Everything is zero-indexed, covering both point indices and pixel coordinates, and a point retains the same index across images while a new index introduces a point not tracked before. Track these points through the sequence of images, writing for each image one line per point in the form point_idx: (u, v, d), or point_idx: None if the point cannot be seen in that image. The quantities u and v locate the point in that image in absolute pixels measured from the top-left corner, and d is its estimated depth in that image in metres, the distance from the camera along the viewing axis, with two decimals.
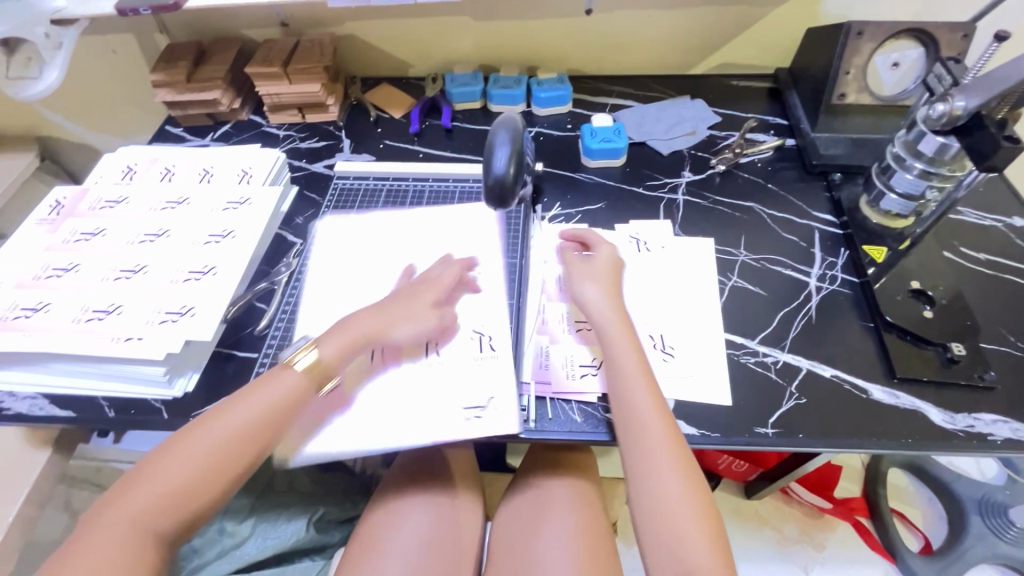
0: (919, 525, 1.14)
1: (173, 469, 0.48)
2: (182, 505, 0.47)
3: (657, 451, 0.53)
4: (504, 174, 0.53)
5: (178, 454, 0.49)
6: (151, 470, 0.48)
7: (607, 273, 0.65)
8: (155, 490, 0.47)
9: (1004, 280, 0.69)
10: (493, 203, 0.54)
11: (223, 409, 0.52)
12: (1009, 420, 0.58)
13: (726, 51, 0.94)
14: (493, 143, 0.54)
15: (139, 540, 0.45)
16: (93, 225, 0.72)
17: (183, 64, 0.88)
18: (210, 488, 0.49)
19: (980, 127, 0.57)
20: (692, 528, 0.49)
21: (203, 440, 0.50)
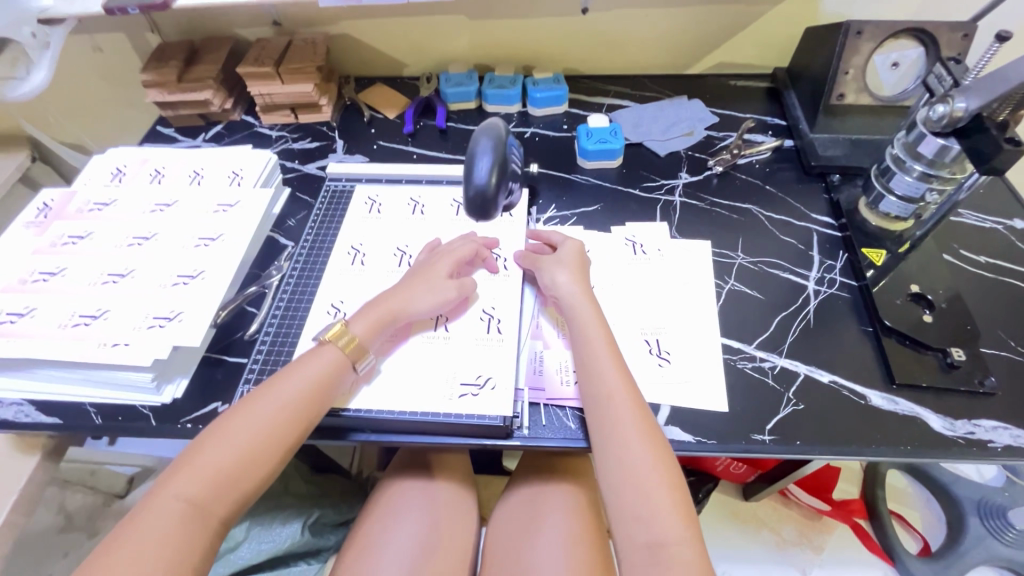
0: (918, 526, 1.13)
1: (217, 452, 0.50)
2: (229, 489, 0.49)
3: (627, 424, 0.53)
4: (485, 185, 0.53)
5: (223, 438, 0.50)
6: (198, 453, 0.50)
7: (575, 258, 0.66)
8: (202, 473, 0.48)
9: (1004, 284, 0.68)
10: (475, 215, 0.53)
11: (264, 395, 0.54)
12: (1011, 426, 0.57)
13: (724, 50, 0.93)
14: (474, 153, 0.53)
15: (185, 523, 0.46)
16: (81, 228, 0.71)
17: (173, 64, 0.87)
18: (252, 473, 0.50)
19: (981, 129, 0.56)
20: (660, 499, 0.49)
21: (247, 425, 0.51)
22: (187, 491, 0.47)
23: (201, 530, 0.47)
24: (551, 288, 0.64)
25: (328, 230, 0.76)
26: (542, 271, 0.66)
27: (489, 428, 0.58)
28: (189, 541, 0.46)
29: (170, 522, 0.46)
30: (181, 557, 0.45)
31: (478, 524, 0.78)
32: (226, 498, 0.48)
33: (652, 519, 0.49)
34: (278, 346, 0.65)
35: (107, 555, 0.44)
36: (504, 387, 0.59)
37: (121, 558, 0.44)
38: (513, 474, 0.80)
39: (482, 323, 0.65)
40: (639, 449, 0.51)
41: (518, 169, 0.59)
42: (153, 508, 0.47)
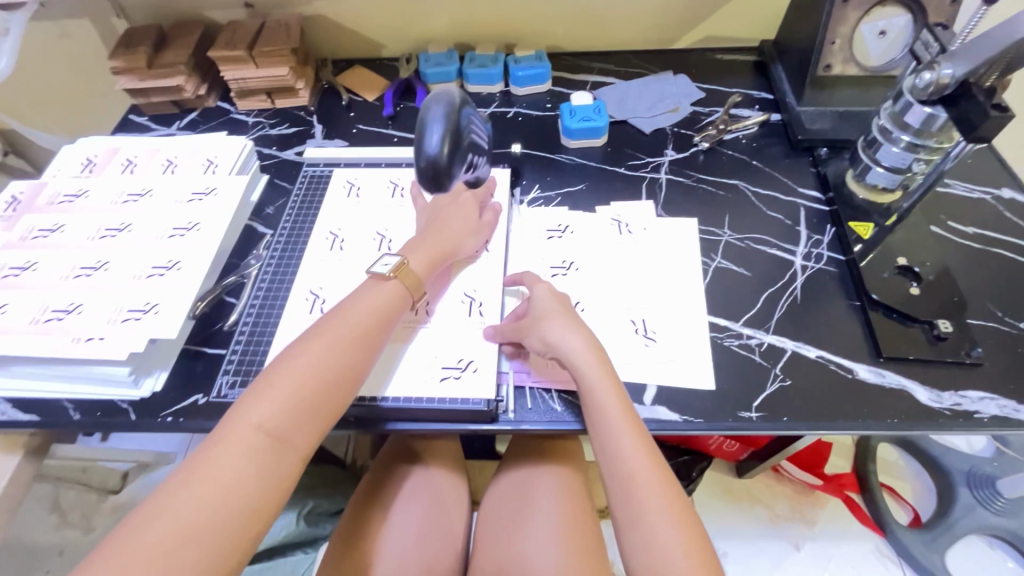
0: (907, 497, 1.14)
1: (292, 384, 0.49)
2: (308, 415, 0.49)
3: (624, 439, 0.52)
4: (437, 154, 0.48)
5: (294, 370, 0.50)
6: (272, 384, 0.49)
7: (555, 304, 0.59)
8: (280, 402, 0.48)
9: (992, 254, 0.68)
10: (428, 187, 0.50)
11: (325, 333, 0.53)
12: (997, 397, 0.57)
13: (709, 24, 0.91)
14: (425, 119, 0.49)
15: (267, 451, 0.46)
16: (51, 221, 0.69)
17: (142, 49, 0.83)
18: (328, 402, 0.50)
19: (968, 96, 0.55)
20: (659, 508, 0.49)
21: (319, 357, 0.51)
22: (268, 419, 0.47)
23: (286, 456, 0.47)
24: (553, 347, 0.56)
25: (307, 216, 0.74)
26: (531, 336, 0.58)
27: (473, 413, 0.57)
28: (276, 466, 0.47)
29: (256, 446, 0.46)
30: (271, 480, 0.46)
31: (468, 510, 0.77)
32: (306, 425, 0.49)
33: (653, 534, 0.47)
34: (258, 335, 0.64)
35: (188, 485, 0.44)
36: (488, 370, 0.59)
37: (209, 485, 0.44)
38: (503, 459, 0.80)
39: (465, 306, 0.64)
40: (639, 460, 0.51)
41: (479, 139, 0.55)
42: (232, 437, 0.46)
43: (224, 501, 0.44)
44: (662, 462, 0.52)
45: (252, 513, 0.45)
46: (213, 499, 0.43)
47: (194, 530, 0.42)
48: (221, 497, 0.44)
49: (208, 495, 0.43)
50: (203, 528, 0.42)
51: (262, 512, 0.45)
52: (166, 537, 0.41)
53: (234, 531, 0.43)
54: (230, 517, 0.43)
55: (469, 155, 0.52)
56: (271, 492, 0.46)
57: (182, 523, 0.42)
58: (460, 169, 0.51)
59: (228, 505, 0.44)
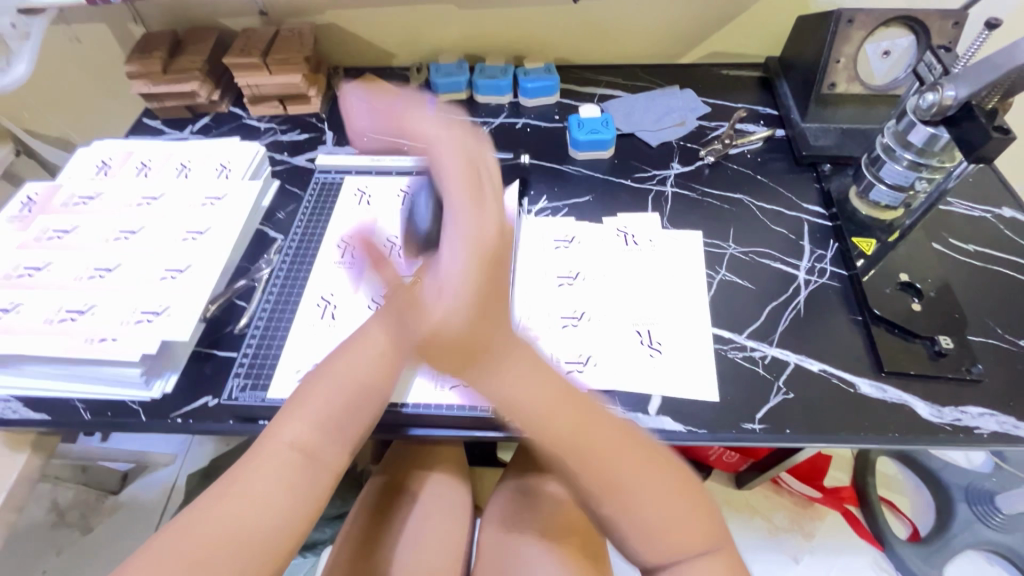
0: (907, 511, 1.13)
1: (323, 400, 0.51)
2: (337, 432, 0.51)
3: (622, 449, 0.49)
4: None
5: (323, 389, 0.52)
6: (304, 401, 0.51)
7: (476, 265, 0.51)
8: (312, 418, 0.50)
9: (991, 271, 0.69)
10: None
11: (350, 351, 0.56)
12: (997, 413, 0.58)
13: (715, 40, 0.92)
14: None
15: (299, 466, 0.48)
16: (66, 223, 0.70)
17: (158, 55, 0.85)
18: (355, 420, 0.52)
19: (970, 118, 0.56)
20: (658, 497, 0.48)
21: (344, 375, 0.54)
22: (301, 435, 0.49)
23: (317, 471, 0.49)
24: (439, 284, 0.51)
25: (318, 222, 0.75)
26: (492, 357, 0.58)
27: (480, 419, 0.58)
28: (307, 481, 0.48)
29: (289, 461, 0.48)
30: (302, 495, 0.47)
31: (472, 518, 0.77)
32: (336, 442, 0.51)
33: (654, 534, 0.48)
34: (269, 338, 0.64)
35: (224, 498, 0.45)
36: None
37: (247, 498, 0.45)
38: (507, 467, 0.80)
39: None
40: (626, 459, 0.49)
41: None
42: (267, 453, 0.48)
43: (262, 513, 0.45)
44: (673, 463, 0.51)
45: (283, 526, 0.45)
46: (247, 511, 0.45)
47: (233, 541, 0.43)
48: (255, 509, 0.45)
49: (242, 507, 0.45)
50: (236, 541, 0.43)
51: (293, 527, 0.46)
52: (202, 548, 0.42)
53: (269, 543, 0.44)
54: (261, 530, 0.44)
55: None
56: (303, 504, 0.47)
57: (216, 534, 0.43)
58: None
59: (261, 517, 0.45)
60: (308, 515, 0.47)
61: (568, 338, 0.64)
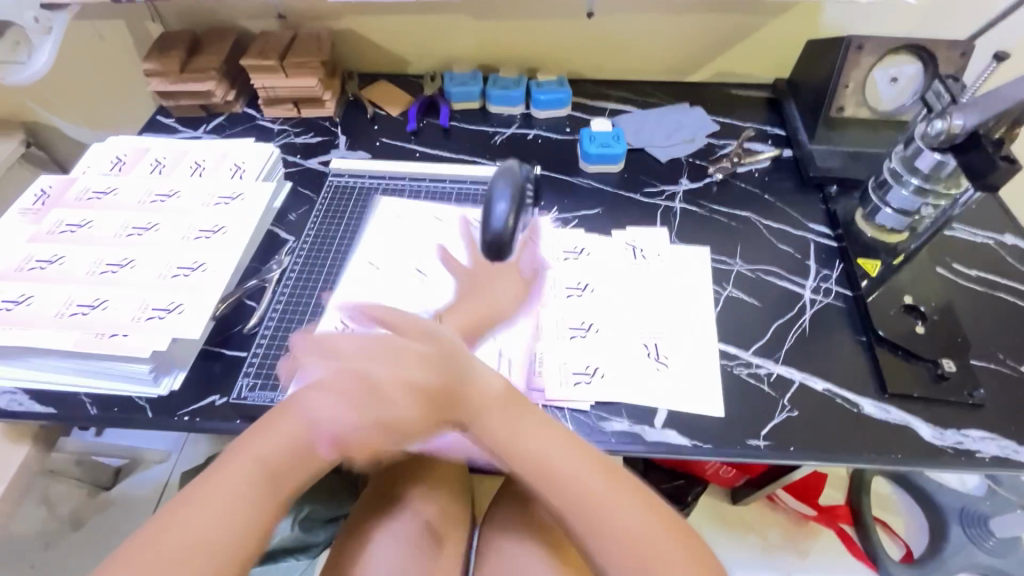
0: (900, 532, 1.15)
1: (290, 427, 0.50)
2: (286, 468, 0.49)
3: (585, 469, 0.51)
4: (501, 228, 0.61)
5: (284, 423, 0.51)
6: (261, 432, 0.50)
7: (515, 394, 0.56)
8: (265, 449, 0.49)
9: (993, 297, 0.70)
10: (490, 254, 0.62)
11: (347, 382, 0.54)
12: (997, 437, 0.59)
13: (725, 60, 0.94)
14: (493, 195, 0.62)
15: (245, 502, 0.46)
16: (79, 217, 0.70)
17: (176, 54, 0.86)
18: (312, 454, 0.50)
19: (976, 146, 0.57)
20: (605, 495, 0.50)
21: (306, 406, 0.51)
22: (252, 467, 0.48)
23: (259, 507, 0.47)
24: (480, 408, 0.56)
25: (331, 225, 0.76)
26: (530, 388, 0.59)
27: None
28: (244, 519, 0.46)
29: (232, 496, 0.47)
30: (236, 532, 0.45)
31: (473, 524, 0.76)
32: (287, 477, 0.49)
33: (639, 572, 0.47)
34: (280, 339, 0.65)
35: (166, 527, 0.44)
36: None
37: (182, 529, 0.44)
38: None
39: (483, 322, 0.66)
40: (571, 463, 0.52)
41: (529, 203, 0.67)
42: (213, 482, 0.47)
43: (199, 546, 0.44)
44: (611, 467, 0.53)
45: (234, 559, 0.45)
46: (180, 543, 0.43)
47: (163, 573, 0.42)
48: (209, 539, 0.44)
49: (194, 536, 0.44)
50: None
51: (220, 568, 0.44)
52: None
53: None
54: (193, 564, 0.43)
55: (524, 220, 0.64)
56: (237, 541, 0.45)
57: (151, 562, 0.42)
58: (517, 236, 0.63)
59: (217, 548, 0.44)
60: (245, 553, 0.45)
61: (579, 350, 0.64)
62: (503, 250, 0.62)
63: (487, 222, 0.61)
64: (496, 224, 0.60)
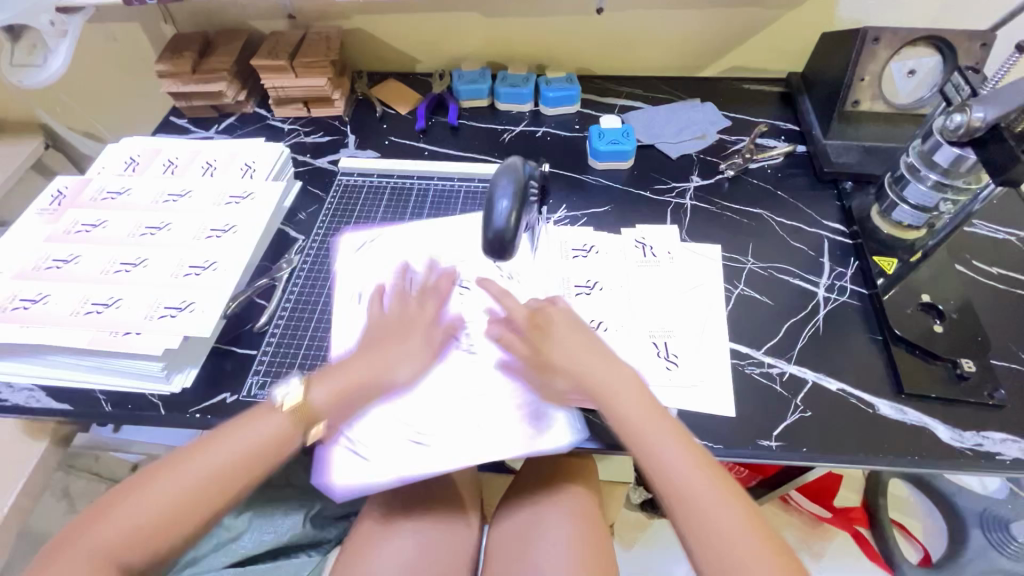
0: (919, 537, 1.13)
1: (204, 463, 0.50)
2: (185, 515, 0.48)
3: (669, 454, 0.51)
4: (504, 227, 0.54)
5: (194, 466, 0.50)
6: (171, 467, 0.50)
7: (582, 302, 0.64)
8: (170, 489, 0.48)
9: (1015, 295, 0.68)
10: (492, 255, 0.55)
11: (278, 415, 0.53)
12: (1019, 439, 0.57)
13: (737, 54, 0.93)
14: (494, 192, 0.54)
15: (129, 546, 0.46)
16: (94, 217, 0.71)
17: (188, 55, 0.87)
18: (207, 501, 0.49)
19: (998, 140, 0.56)
20: (687, 480, 0.50)
21: (219, 454, 0.51)
22: (149, 507, 0.47)
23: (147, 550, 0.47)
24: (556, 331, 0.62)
25: (341, 224, 0.76)
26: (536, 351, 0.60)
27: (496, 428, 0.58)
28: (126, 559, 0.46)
29: (124, 538, 0.46)
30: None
31: (480, 524, 0.77)
32: (182, 521, 0.48)
33: (723, 555, 0.46)
34: (290, 337, 0.65)
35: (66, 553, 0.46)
36: (507, 418, 0.58)
37: (76, 564, 0.45)
38: (518, 476, 0.80)
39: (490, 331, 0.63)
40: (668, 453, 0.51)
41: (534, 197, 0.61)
42: (118, 512, 0.47)
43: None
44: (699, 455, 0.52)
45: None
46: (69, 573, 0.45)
47: None
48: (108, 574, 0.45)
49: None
50: None
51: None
52: None
53: None
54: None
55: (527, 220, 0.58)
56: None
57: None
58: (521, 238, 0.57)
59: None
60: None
61: None
62: (508, 248, 0.55)
63: (487, 220, 0.54)
64: (497, 222, 0.53)
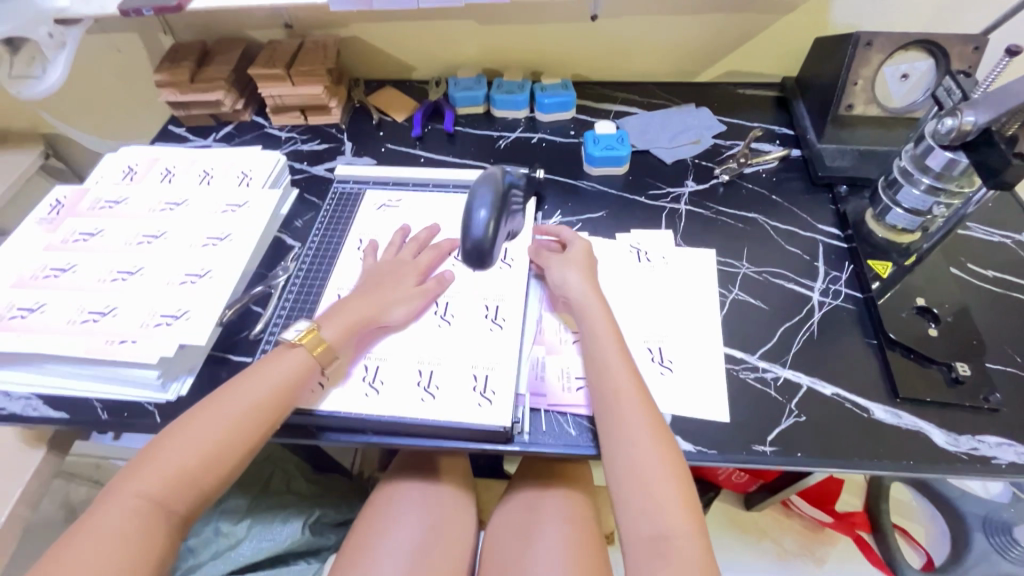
0: (922, 541, 1.11)
1: (232, 406, 0.53)
2: (207, 469, 0.51)
3: (632, 417, 0.54)
4: (481, 235, 0.55)
5: (212, 418, 0.52)
6: (189, 424, 0.52)
7: (586, 258, 0.68)
8: (190, 445, 0.51)
9: (1011, 298, 0.68)
10: (471, 263, 0.56)
11: (296, 352, 0.58)
12: (1014, 443, 0.57)
13: (732, 59, 0.93)
14: (473, 202, 0.56)
15: (158, 501, 0.48)
16: (91, 226, 0.72)
17: (186, 64, 0.88)
18: (229, 450, 0.52)
19: (990, 144, 0.56)
20: (642, 439, 0.53)
21: (234, 405, 0.53)
22: (178, 460, 0.50)
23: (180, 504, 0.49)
24: (560, 288, 0.66)
25: (336, 230, 0.77)
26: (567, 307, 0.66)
27: (489, 434, 0.58)
28: (156, 518, 0.48)
29: (151, 498, 0.48)
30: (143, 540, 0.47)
31: (476, 527, 0.77)
32: (207, 475, 0.51)
33: (648, 512, 0.50)
34: None
35: (89, 531, 0.47)
36: (506, 393, 0.60)
37: (101, 533, 0.46)
38: (513, 479, 0.80)
39: (485, 317, 0.66)
40: (632, 409, 0.55)
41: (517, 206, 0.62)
42: (142, 477, 0.49)
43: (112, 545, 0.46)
44: (659, 422, 0.55)
45: (178, 526, 0.49)
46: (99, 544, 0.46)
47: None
48: (155, 514, 0.48)
49: (141, 515, 0.47)
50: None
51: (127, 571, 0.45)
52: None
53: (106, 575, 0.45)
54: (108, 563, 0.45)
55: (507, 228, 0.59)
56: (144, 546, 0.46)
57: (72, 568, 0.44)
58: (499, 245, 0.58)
59: (160, 520, 0.48)
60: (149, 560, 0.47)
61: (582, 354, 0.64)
62: (487, 255, 0.56)
63: (467, 229, 0.56)
64: (475, 230, 0.55)
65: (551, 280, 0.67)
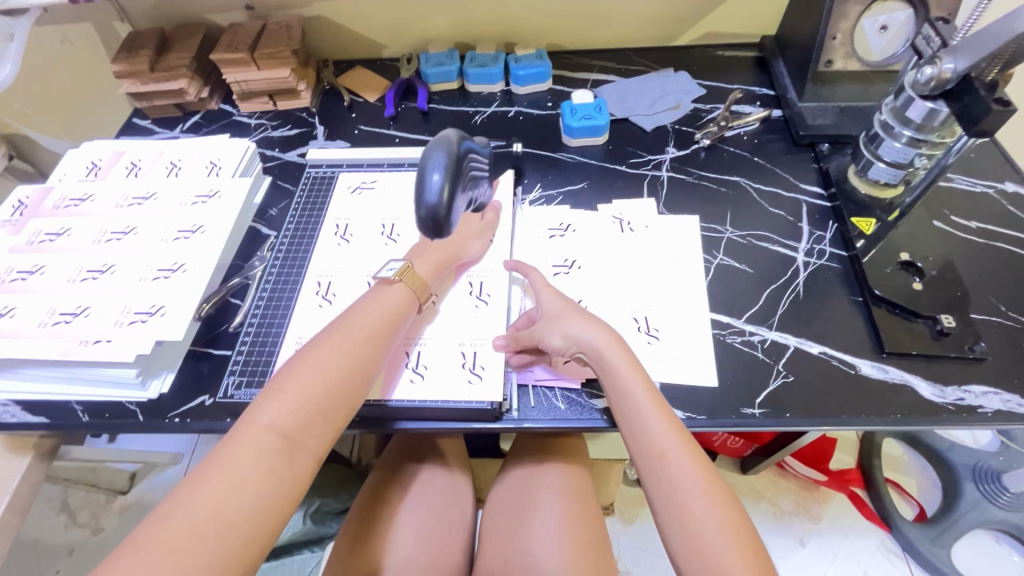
0: (914, 493, 1.13)
1: (354, 336, 0.54)
2: (312, 426, 0.49)
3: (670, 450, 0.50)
4: (437, 203, 0.45)
5: (307, 372, 0.50)
6: (283, 386, 0.49)
7: (563, 303, 0.60)
8: (291, 403, 0.48)
9: (995, 248, 0.68)
10: (428, 236, 0.46)
11: (394, 288, 0.59)
12: (1000, 391, 0.57)
13: (710, 20, 0.90)
14: (424, 164, 0.45)
15: (276, 453, 0.46)
16: (58, 225, 0.70)
17: (144, 53, 0.84)
18: (332, 410, 0.50)
19: (970, 91, 0.55)
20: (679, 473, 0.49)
21: (327, 361, 0.51)
22: (281, 419, 0.47)
23: (299, 457, 0.47)
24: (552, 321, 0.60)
25: (311, 216, 0.75)
26: (549, 334, 0.58)
27: (477, 412, 0.58)
28: (277, 474, 0.46)
29: (267, 447, 0.46)
30: (264, 498, 0.45)
31: (474, 508, 0.77)
32: (317, 427, 0.49)
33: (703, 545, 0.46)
34: (264, 334, 0.65)
35: (198, 485, 0.44)
36: (494, 370, 0.59)
37: (219, 485, 0.44)
38: (507, 456, 0.80)
39: (470, 294, 0.65)
40: (665, 433, 0.51)
41: (476, 171, 0.52)
42: (245, 435, 0.46)
43: (230, 505, 0.43)
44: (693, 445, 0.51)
45: (311, 461, 0.48)
46: (220, 498, 0.43)
47: (198, 536, 0.41)
48: (287, 449, 0.47)
49: (272, 454, 0.46)
50: (205, 534, 0.42)
51: (253, 532, 0.43)
52: (168, 542, 0.41)
53: (237, 530, 0.43)
54: (235, 522, 0.43)
55: (465, 196, 0.49)
56: (272, 503, 0.45)
57: (184, 531, 0.41)
58: (458, 215, 0.48)
59: (293, 455, 0.47)
60: (279, 513, 0.45)
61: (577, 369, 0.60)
62: (444, 228, 0.46)
63: (418, 196, 0.45)
64: (427, 199, 0.44)
65: (551, 347, 0.58)
